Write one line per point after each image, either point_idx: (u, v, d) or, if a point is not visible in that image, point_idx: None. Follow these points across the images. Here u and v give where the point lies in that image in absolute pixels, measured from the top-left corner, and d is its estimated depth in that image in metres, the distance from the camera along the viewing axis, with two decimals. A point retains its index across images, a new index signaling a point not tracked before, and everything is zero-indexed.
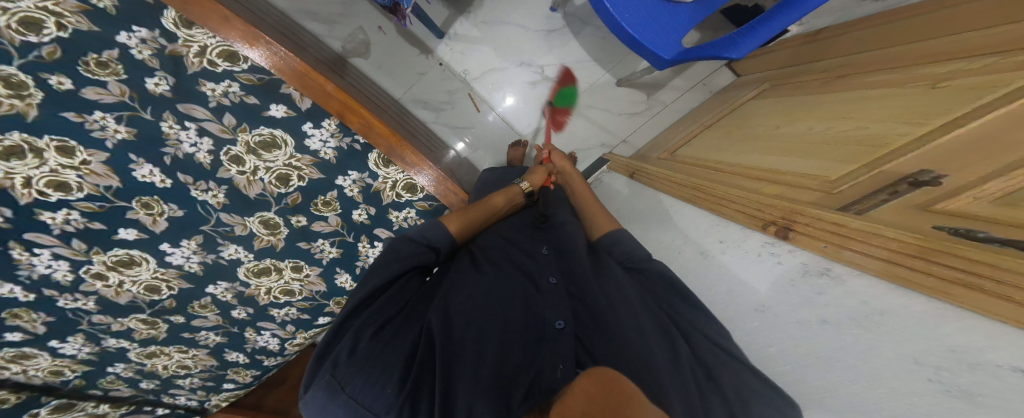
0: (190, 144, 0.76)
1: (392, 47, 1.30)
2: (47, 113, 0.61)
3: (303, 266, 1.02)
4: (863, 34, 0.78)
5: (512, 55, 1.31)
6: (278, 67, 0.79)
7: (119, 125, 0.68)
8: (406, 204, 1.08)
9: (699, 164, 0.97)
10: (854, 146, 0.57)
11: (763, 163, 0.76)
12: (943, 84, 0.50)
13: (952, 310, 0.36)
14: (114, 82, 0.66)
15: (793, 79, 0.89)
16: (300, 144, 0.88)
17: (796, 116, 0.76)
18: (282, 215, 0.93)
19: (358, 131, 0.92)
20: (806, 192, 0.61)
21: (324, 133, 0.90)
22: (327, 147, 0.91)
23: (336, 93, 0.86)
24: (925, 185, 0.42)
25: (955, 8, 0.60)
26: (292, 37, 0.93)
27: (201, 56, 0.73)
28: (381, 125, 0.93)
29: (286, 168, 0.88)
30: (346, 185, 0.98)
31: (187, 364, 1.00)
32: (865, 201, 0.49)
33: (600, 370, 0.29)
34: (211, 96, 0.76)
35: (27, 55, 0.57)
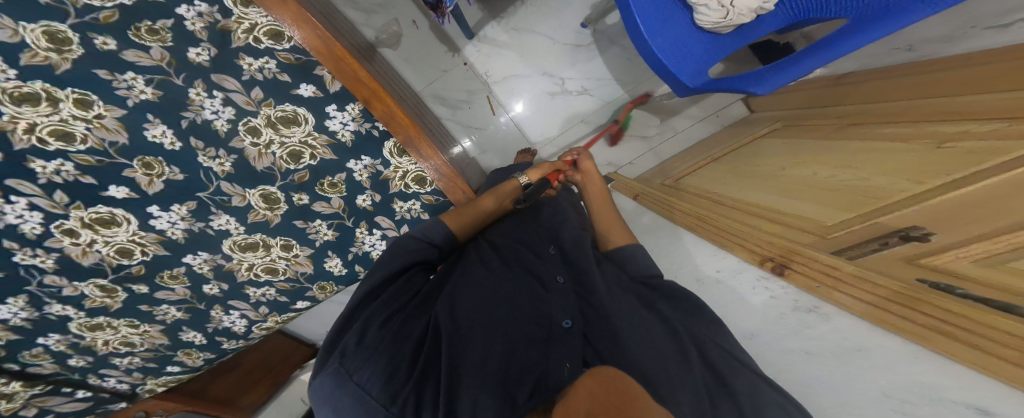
0: (212, 112, 0.77)
1: (423, 42, 1.34)
2: (80, 68, 0.63)
3: (293, 245, 1.03)
4: (879, 84, 0.78)
5: (537, 64, 1.35)
6: (318, 50, 0.80)
7: (147, 87, 0.70)
8: (412, 196, 1.09)
9: (703, 194, 0.99)
10: (850, 195, 0.58)
11: (761, 202, 0.79)
12: (948, 145, 0.49)
13: (922, 353, 0.42)
14: (158, 48, 0.68)
15: (806, 122, 0.91)
16: (320, 124, 0.89)
17: (801, 160, 0.79)
18: (285, 191, 0.94)
19: (380, 119, 0.93)
20: (808, 237, 0.63)
21: (346, 116, 0.91)
22: (346, 129, 0.92)
23: (368, 81, 0.86)
24: (914, 240, 0.45)
25: (965, 69, 0.60)
26: (331, 21, 0.96)
27: (249, 33, 0.74)
28: (404, 116, 0.93)
29: (302, 146, 0.90)
30: (356, 169, 0.99)
31: (132, 341, 0.94)
32: (858, 248, 0.52)
33: (603, 371, 0.28)
34: (246, 70, 0.77)
35: (84, 17, 0.60)
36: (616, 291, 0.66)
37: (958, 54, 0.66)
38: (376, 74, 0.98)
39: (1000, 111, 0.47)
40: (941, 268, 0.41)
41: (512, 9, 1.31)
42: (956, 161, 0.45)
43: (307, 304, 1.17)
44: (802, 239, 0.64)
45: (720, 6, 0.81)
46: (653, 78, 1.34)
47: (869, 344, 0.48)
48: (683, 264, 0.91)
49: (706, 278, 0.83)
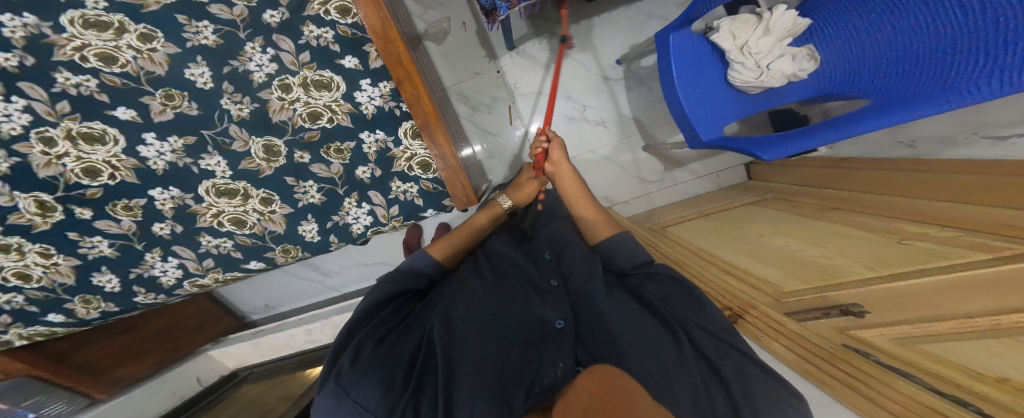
0: (256, 64, 0.79)
1: (465, 42, 1.39)
2: (165, 10, 0.70)
3: (274, 201, 0.99)
4: (868, 175, 0.85)
5: (563, 86, 1.41)
6: (374, 28, 0.79)
7: (212, 35, 0.75)
8: (412, 179, 1.07)
9: (682, 243, 1.03)
10: (813, 270, 0.63)
11: (732, 259, 0.83)
12: (908, 241, 0.55)
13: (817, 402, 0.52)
14: (241, 7, 0.74)
15: (796, 198, 0.98)
16: (349, 94, 0.88)
17: (778, 231, 0.85)
18: (289, 147, 0.91)
19: (406, 101, 0.90)
20: (765, 297, 0.66)
21: (375, 91, 0.90)
22: (371, 103, 0.91)
23: (408, 64, 0.84)
24: (853, 315, 0.51)
25: (936, 175, 0.68)
26: (393, 4, 0.99)
27: (323, 5, 0.78)
28: (430, 105, 0.90)
29: (325, 110, 0.89)
30: (367, 141, 0.97)
31: (33, 273, 0.87)
32: (801, 315, 0.57)
33: (602, 371, 0.31)
34: (306, 35, 0.80)
35: None
36: (609, 291, 0.65)
37: (940, 158, 0.74)
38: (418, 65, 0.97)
39: (961, 222, 0.53)
40: (890, 351, 0.45)
41: (557, 32, 1.38)
42: (920, 257, 0.50)
43: (260, 266, 1.12)
44: (755, 294, 0.68)
45: (755, 66, 0.89)
46: (668, 126, 1.42)
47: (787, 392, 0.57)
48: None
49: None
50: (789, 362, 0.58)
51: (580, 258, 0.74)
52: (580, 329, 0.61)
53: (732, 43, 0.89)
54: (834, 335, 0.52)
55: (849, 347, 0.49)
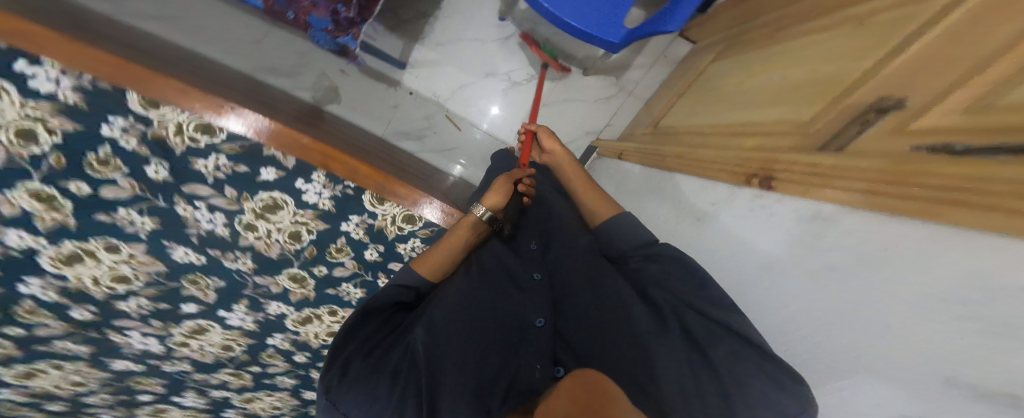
0: (206, 221, 0.71)
1: (360, 87, 1.15)
2: (82, 218, 0.62)
3: (338, 310, 0.90)
4: None
5: (478, 68, 1.20)
6: (266, 138, 0.67)
7: (145, 218, 0.66)
8: (409, 235, 0.85)
9: (681, 131, 0.92)
10: (821, 87, 0.56)
11: (742, 119, 0.71)
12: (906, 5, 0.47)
13: (941, 232, 0.29)
14: (124, 178, 0.62)
15: (749, 35, 0.90)
16: (300, 201, 0.75)
17: (763, 66, 0.76)
18: (305, 268, 0.82)
19: (346, 177, 0.75)
20: (784, 136, 0.57)
21: (316, 186, 0.75)
22: (324, 198, 0.76)
23: (313, 144, 0.71)
24: (891, 110, 0.41)
25: None
26: (253, 96, 0.80)
27: (179, 133, 0.63)
28: (369, 168, 0.75)
29: (292, 234, 0.77)
30: (351, 230, 0.81)
31: (278, 404, 1.04)
32: (840, 136, 0.46)
33: (585, 375, 0.30)
34: (206, 172, 0.67)
35: (40, 168, 0.56)
36: (603, 276, 0.60)
37: None
38: (332, 137, 0.80)
39: None
40: (938, 125, 0.34)
41: (429, 24, 1.15)
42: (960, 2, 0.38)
43: None
44: (778, 141, 0.57)
45: None
46: None
47: (891, 240, 0.33)
48: (663, 219, 0.80)
49: (690, 220, 0.70)
50: (858, 193, 0.37)
51: (563, 242, 0.69)
52: (562, 323, 0.59)
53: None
54: (878, 139, 0.40)
55: (917, 147, 0.34)
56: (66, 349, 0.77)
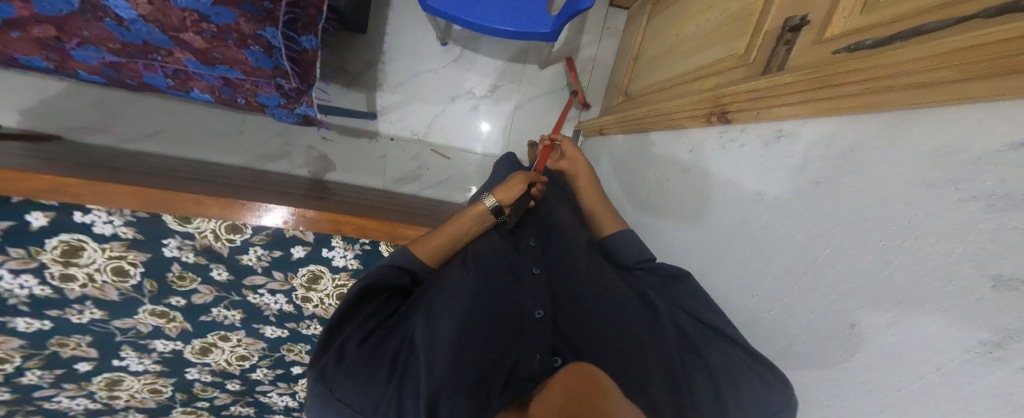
0: (274, 301, 0.73)
1: (347, 151, 0.94)
2: (193, 322, 0.70)
3: None
4: None
5: (449, 85, 0.95)
6: (296, 220, 0.64)
7: (230, 310, 0.71)
8: None
9: (639, 94, 0.92)
10: (736, 23, 0.63)
11: (693, 66, 0.73)
12: None
13: (899, 115, 0.33)
14: (201, 285, 0.67)
15: None
16: (333, 268, 0.72)
17: (689, 16, 0.78)
18: None
19: (361, 237, 0.69)
20: (736, 69, 0.61)
21: (339, 250, 0.71)
22: (352, 259, 0.72)
23: (322, 214, 0.65)
24: (801, 26, 0.49)
25: None
26: (254, 186, 0.73)
27: (218, 239, 0.64)
28: (376, 221, 0.67)
29: (334, 299, 0.75)
30: None
31: None
32: (773, 59, 0.53)
33: (578, 369, 0.36)
34: (253, 263, 0.68)
35: (143, 291, 0.64)
36: (607, 274, 0.60)
37: None
38: (333, 202, 0.74)
39: None
40: (851, 24, 0.41)
41: (381, 71, 0.92)
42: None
43: None
44: (735, 74, 0.61)
45: None
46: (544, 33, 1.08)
47: (867, 139, 0.35)
48: (642, 180, 0.82)
49: (672, 175, 0.71)
50: (808, 108, 0.43)
51: (568, 239, 0.66)
52: (561, 313, 0.57)
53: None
54: (810, 51, 0.47)
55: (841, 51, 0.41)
56: (240, 412, 0.88)
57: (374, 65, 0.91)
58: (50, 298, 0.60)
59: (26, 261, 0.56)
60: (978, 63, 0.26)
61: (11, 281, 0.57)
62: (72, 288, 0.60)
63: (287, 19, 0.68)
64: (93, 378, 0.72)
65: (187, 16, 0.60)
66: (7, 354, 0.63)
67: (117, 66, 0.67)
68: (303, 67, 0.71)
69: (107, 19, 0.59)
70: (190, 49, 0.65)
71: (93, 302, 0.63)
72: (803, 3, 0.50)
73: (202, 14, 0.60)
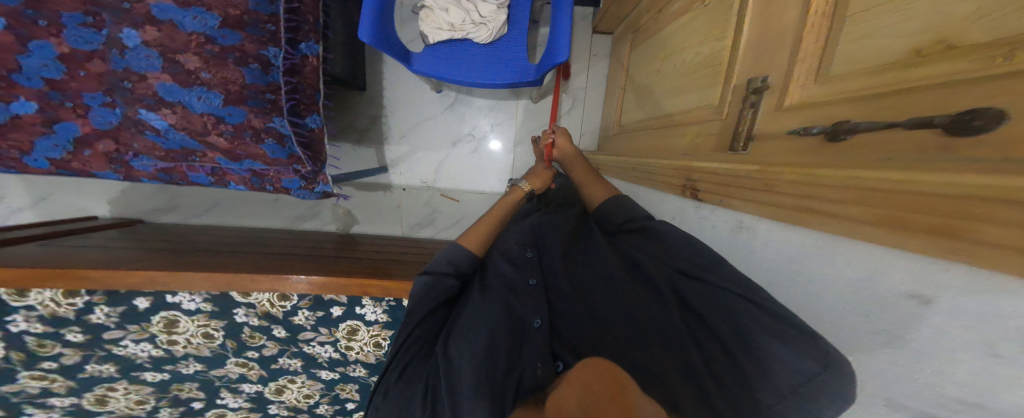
0: (322, 350, 0.79)
1: (366, 205, 1.02)
2: (266, 369, 0.80)
3: None
4: None
5: (449, 132, 1.02)
6: (327, 288, 0.74)
7: (292, 358, 0.79)
8: None
9: (631, 126, 0.91)
10: (705, 71, 0.64)
11: (674, 109, 0.73)
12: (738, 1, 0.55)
13: (843, 238, 0.34)
14: (267, 341, 0.79)
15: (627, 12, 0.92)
16: (366, 321, 0.79)
17: (667, 52, 0.76)
18: None
19: (386, 295, 0.76)
20: (710, 125, 0.60)
21: (371, 307, 0.79)
22: (382, 313, 0.79)
23: (349, 280, 0.74)
24: (762, 90, 0.50)
25: None
26: (289, 254, 0.84)
27: (272, 304, 0.77)
28: (397, 281, 0.74)
29: (373, 346, 0.80)
30: None
31: None
32: (739, 124, 0.53)
33: (596, 361, 0.28)
34: (301, 322, 0.78)
35: (222, 349, 0.79)
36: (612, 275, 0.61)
37: None
38: (359, 262, 0.83)
39: None
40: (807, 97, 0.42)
41: (383, 123, 1.00)
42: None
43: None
44: (709, 128, 0.60)
45: (478, 23, 0.74)
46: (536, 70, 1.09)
47: (817, 253, 0.38)
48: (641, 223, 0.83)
49: None
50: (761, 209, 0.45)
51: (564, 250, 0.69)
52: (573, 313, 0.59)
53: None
54: (772, 119, 0.47)
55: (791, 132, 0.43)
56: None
57: (377, 119, 0.99)
58: (164, 357, 0.78)
59: (144, 332, 0.77)
60: (907, 205, 0.27)
61: (136, 347, 0.78)
62: (177, 348, 0.78)
63: (291, 104, 0.73)
64: (205, 413, 0.87)
65: (206, 120, 0.69)
66: (145, 397, 0.82)
67: (168, 171, 0.74)
68: (313, 147, 0.77)
69: (148, 131, 0.70)
70: (217, 149, 0.72)
71: (194, 358, 0.79)
72: (763, 65, 0.50)
73: (218, 116, 0.69)
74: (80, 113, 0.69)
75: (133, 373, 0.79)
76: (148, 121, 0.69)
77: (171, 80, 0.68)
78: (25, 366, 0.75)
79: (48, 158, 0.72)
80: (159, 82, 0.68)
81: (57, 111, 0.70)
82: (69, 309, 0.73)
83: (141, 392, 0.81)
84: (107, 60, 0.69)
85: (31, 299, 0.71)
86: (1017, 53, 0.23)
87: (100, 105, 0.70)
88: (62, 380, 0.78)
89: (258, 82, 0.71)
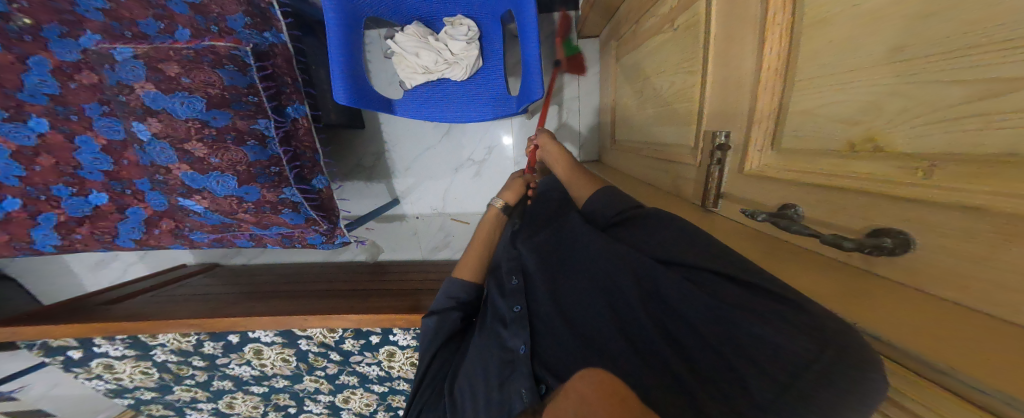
0: (372, 368, 0.95)
1: (387, 235, 1.10)
2: (333, 383, 0.99)
3: None
4: None
5: (448, 158, 1.01)
6: (362, 324, 0.85)
7: (350, 376, 0.96)
8: None
9: (626, 144, 0.84)
10: (677, 105, 0.58)
11: (656, 139, 0.68)
12: (704, 37, 0.49)
13: None
14: (329, 363, 0.96)
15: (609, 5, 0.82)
16: (401, 346, 0.91)
17: (645, 71, 0.69)
18: None
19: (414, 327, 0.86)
20: (688, 170, 0.56)
21: (404, 334, 0.90)
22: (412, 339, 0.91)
23: (379, 318, 0.82)
24: (726, 148, 0.46)
25: None
26: (330, 291, 0.97)
27: (325, 334, 0.92)
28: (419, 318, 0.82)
29: (410, 365, 0.93)
30: None
31: None
32: (709, 180, 0.50)
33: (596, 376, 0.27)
34: (350, 347, 0.93)
35: (298, 370, 0.98)
36: (605, 276, 0.44)
37: None
38: (388, 295, 0.93)
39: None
40: (765, 163, 0.40)
41: (388, 158, 1.02)
42: (739, 24, 0.42)
43: None
44: (687, 172, 0.57)
45: (447, 63, 0.69)
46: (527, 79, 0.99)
47: None
48: None
49: None
50: None
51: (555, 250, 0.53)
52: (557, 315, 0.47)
53: (417, 39, 0.69)
54: (739, 183, 0.44)
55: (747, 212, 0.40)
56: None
57: (381, 155, 1.01)
58: (260, 374, 1.00)
59: (242, 359, 0.99)
60: None
61: (241, 369, 1.00)
62: (267, 369, 0.99)
63: (295, 172, 0.79)
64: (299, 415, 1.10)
65: (231, 200, 0.77)
66: (257, 403, 1.07)
67: (219, 239, 0.87)
68: (324, 205, 0.84)
69: (191, 213, 0.81)
70: (250, 221, 0.80)
71: (281, 375, 0.99)
72: (728, 116, 0.46)
73: (238, 196, 0.76)
74: (136, 197, 0.83)
75: (244, 387, 1.03)
76: (188, 206, 0.80)
77: (190, 169, 0.74)
78: (175, 382, 1.05)
79: (132, 238, 0.87)
80: (182, 172, 0.75)
81: (124, 199, 0.83)
82: (187, 345, 0.97)
83: (253, 400, 1.06)
84: (135, 153, 0.77)
85: (162, 338, 0.97)
86: (934, 173, 0.23)
87: (147, 189, 0.82)
88: (201, 392, 1.06)
89: (261, 157, 0.74)
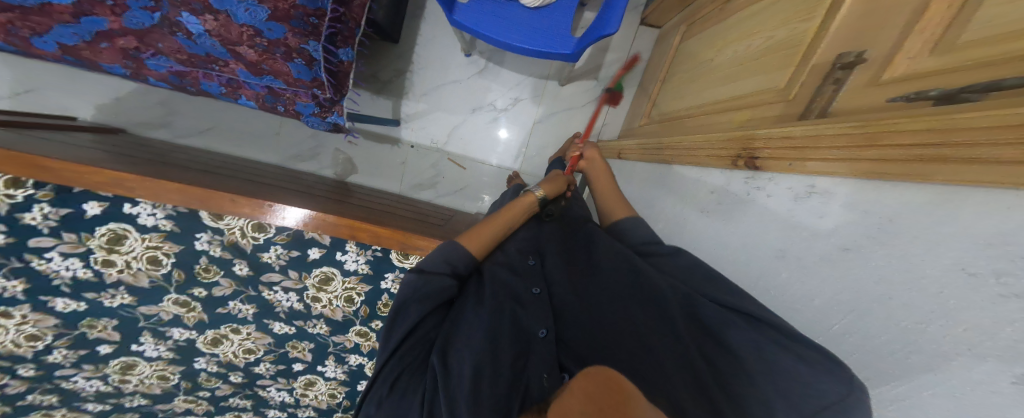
0: (285, 299, 0.72)
1: (371, 153, 1.08)
2: (211, 313, 0.71)
3: None
4: None
5: (467, 103, 1.09)
6: (320, 226, 0.63)
7: (245, 304, 0.72)
8: None
9: (665, 115, 0.96)
10: (780, 53, 0.62)
11: (726, 94, 0.74)
12: None
13: (953, 190, 0.28)
14: (222, 278, 0.68)
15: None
16: (342, 270, 0.70)
17: (728, 40, 0.79)
18: (366, 324, 0.77)
19: (373, 243, 0.67)
20: (775, 104, 0.58)
21: (353, 253, 0.69)
22: (362, 263, 0.70)
23: (340, 219, 0.63)
24: (853, 63, 0.46)
25: None
26: (292, 186, 0.78)
27: (245, 236, 0.65)
28: (391, 229, 0.64)
29: (344, 300, 0.73)
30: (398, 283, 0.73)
31: None
32: (818, 99, 0.50)
33: (597, 369, 0.23)
34: (272, 260, 0.68)
35: (168, 281, 0.66)
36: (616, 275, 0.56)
37: None
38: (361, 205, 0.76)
39: None
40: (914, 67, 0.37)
41: (409, 79, 1.06)
42: None
43: None
44: (770, 109, 0.59)
45: None
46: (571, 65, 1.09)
47: (895, 210, 0.33)
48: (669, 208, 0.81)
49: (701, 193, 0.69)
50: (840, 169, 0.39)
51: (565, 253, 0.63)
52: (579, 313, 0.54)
53: None
54: (865, 95, 0.42)
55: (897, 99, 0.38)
56: (240, 401, 0.89)
57: (402, 73, 1.06)
58: (90, 280, 0.63)
59: (77, 246, 0.59)
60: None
61: (59, 262, 0.60)
62: (109, 272, 0.63)
63: (330, 33, 0.73)
64: (109, 361, 0.73)
65: (245, 31, 0.67)
66: (41, 332, 0.65)
67: (182, 74, 0.76)
68: (337, 77, 0.79)
69: (180, 33, 0.67)
70: (243, 60, 0.72)
71: (126, 288, 0.65)
72: (863, 37, 0.45)
73: (257, 29, 0.67)
74: (113, 10, 0.64)
75: (41, 299, 0.62)
76: (186, 23, 0.66)
77: None
78: None
79: (60, 43, 0.69)
80: None
81: (92, 7, 0.64)
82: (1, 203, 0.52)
83: (38, 326, 0.64)
84: None
85: None
86: None
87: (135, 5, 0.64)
88: None
89: (308, 5, 0.67)
